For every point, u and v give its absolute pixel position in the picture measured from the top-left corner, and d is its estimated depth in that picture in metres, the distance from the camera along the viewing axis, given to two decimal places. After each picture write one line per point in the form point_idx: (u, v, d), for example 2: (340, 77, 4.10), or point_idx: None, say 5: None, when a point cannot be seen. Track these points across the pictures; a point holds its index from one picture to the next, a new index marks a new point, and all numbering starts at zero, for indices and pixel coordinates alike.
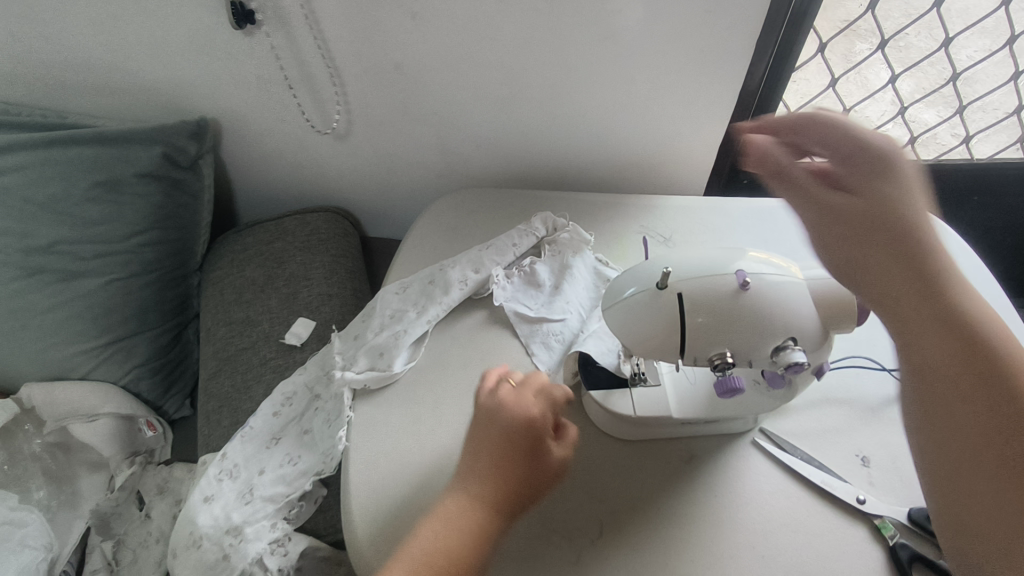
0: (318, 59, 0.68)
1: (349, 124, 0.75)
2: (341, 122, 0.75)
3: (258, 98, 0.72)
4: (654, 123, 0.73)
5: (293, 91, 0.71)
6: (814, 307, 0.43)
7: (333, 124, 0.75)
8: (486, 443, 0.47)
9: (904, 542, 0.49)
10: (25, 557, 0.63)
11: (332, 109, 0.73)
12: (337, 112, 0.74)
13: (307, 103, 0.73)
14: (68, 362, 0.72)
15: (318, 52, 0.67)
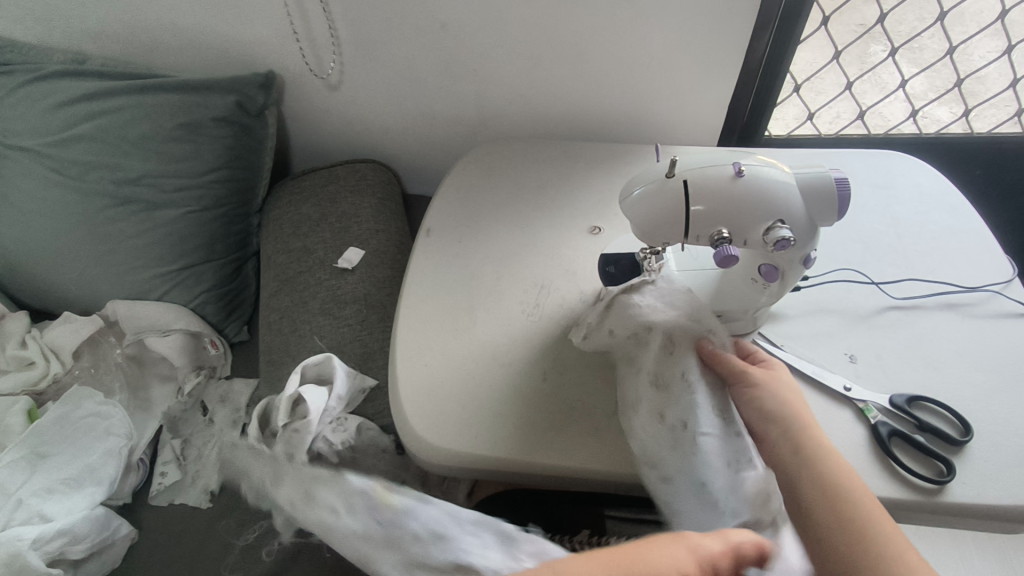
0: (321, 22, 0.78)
1: (343, 75, 0.84)
2: (333, 73, 0.84)
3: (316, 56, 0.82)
4: (667, 81, 0.81)
5: (302, 44, 0.81)
6: (801, 197, 0.50)
7: (328, 72, 0.84)
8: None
9: (884, 421, 0.55)
10: (110, 442, 0.72)
11: (330, 60, 0.82)
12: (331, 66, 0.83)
13: (311, 54, 0.82)
14: (147, 283, 0.82)
15: (322, 14, 0.77)
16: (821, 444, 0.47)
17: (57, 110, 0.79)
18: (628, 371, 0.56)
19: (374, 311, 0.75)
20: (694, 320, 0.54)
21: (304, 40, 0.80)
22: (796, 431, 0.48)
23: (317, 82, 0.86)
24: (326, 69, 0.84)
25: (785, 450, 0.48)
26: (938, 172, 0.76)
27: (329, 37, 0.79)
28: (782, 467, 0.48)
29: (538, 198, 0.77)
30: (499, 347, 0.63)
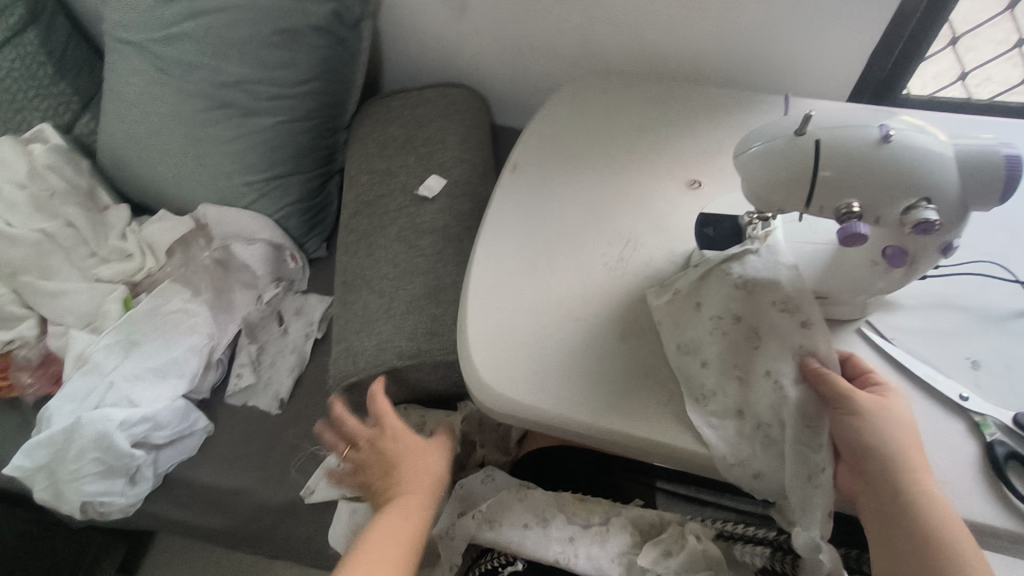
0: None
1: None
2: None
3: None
4: (801, 23, 0.71)
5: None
6: (958, 174, 0.42)
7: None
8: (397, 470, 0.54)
9: (1002, 441, 0.49)
10: (193, 339, 0.77)
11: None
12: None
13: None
14: (238, 190, 0.84)
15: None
16: (927, 494, 0.44)
17: (162, 6, 0.78)
18: (718, 352, 0.52)
19: (451, 244, 0.72)
20: (791, 307, 0.50)
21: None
22: (897, 476, 0.45)
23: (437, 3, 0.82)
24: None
25: (881, 494, 0.45)
26: None
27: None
28: (876, 510, 0.45)
29: (635, 144, 0.71)
30: (574, 301, 0.60)
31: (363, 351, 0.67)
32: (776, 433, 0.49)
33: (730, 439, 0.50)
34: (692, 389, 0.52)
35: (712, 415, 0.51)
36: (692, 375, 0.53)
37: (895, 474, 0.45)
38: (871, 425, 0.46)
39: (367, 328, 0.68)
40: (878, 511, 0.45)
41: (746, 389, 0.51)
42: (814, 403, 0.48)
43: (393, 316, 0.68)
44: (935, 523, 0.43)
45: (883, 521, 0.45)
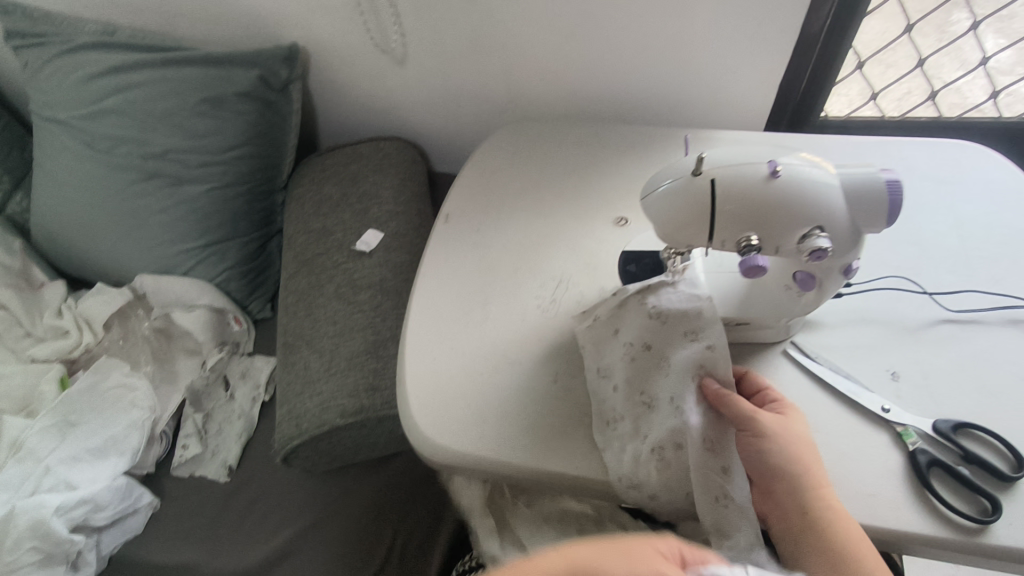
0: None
1: (405, 48, 0.80)
2: (395, 46, 0.80)
3: (344, 30, 0.79)
4: (713, 60, 0.75)
5: (364, 18, 0.77)
6: (845, 201, 0.45)
7: (391, 45, 0.80)
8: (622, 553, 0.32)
9: (924, 449, 0.50)
10: (133, 415, 0.74)
11: (392, 33, 0.78)
12: (393, 39, 0.79)
13: (375, 27, 0.78)
14: (174, 257, 0.83)
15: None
16: (829, 500, 0.46)
17: (86, 83, 0.79)
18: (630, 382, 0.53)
19: (389, 297, 0.73)
20: (695, 332, 0.52)
21: (367, 15, 0.77)
22: (801, 485, 0.47)
23: (381, 56, 0.82)
24: (387, 43, 0.80)
25: (788, 508, 0.47)
26: (1014, 166, 0.68)
27: (389, 10, 0.76)
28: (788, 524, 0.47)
29: (563, 186, 0.73)
30: (511, 346, 0.60)
31: (306, 413, 0.66)
32: (672, 458, 0.49)
33: (625, 463, 0.51)
34: (602, 414, 0.54)
35: (613, 441, 0.52)
36: (605, 400, 0.55)
37: (802, 489, 0.47)
38: (773, 440, 0.48)
39: (309, 389, 0.68)
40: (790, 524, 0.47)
41: (647, 415, 0.52)
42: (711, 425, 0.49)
43: (333, 375, 0.67)
44: (837, 530, 0.45)
45: (792, 532, 0.47)
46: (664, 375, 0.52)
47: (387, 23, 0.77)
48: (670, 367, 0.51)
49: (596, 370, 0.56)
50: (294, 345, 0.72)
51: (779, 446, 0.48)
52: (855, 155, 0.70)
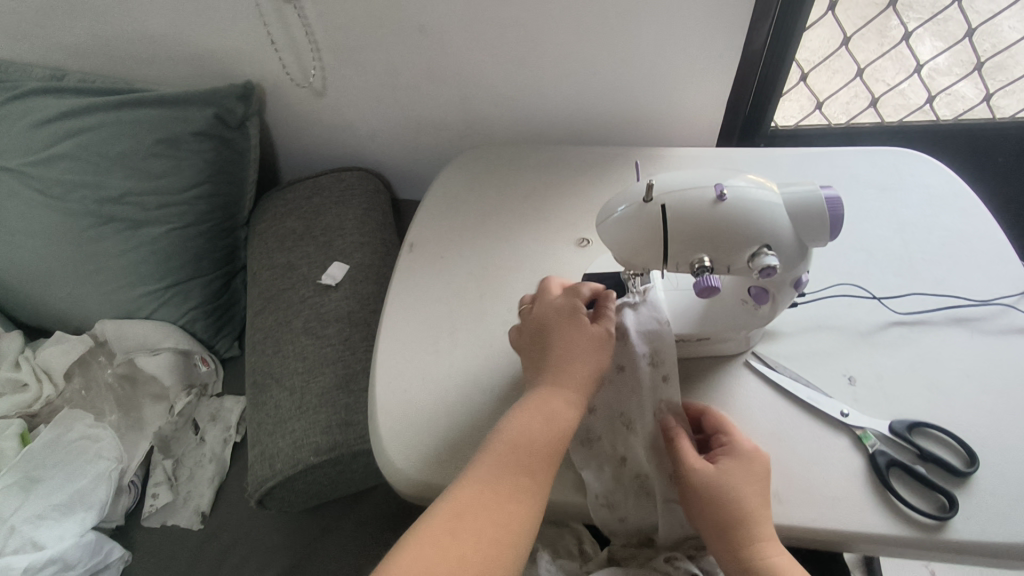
0: (298, 28, 0.75)
1: (324, 82, 0.82)
2: (316, 80, 0.82)
3: (297, 65, 0.80)
4: (661, 79, 0.77)
5: (279, 52, 0.78)
6: (789, 219, 0.47)
7: (310, 80, 0.82)
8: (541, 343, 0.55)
9: (883, 450, 0.52)
10: (101, 466, 0.73)
11: (311, 68, 0.80)
12: (313, 73, 0.81)
13: (291, 62, 0.79)
14: (136, 301, 0.82)
15: (298, 19, 0.74)
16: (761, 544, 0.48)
17: (36, 130, 0.78)
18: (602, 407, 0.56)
19: (358, 329, 0.73)
20: (656, 360, 0.55)
21: (283, 49, 0.78)
22: (732, 530, 0.49)
23: (302, 89, 0.83)
24: (308, 78, 0.81)
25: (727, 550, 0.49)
26: (950, 170, 0.71)
27: (308, 45, 0.77)
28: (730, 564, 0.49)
29: (524, 210, 0.74)
30: (481, 374, 0.61)
31: (278, 453, 0.65)
32: (649, 483, 0.54)
33: (605, 484, 0.53)
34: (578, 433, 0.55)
35: (591, 461, 0.54)
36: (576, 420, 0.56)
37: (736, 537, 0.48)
38: (703, 485, 0.50)
39: (280, 429, 0.67)
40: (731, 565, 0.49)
41: (625, 437, 0.54)
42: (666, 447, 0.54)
43: (305, 412, 0.67)
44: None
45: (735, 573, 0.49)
46: (634, 401, 0.55)
47: (304, 57, 0.79)
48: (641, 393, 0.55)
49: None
50: (263, 384, 0.71)
51: (709, 491, 0.50)
52: (802, 169, 0.73)
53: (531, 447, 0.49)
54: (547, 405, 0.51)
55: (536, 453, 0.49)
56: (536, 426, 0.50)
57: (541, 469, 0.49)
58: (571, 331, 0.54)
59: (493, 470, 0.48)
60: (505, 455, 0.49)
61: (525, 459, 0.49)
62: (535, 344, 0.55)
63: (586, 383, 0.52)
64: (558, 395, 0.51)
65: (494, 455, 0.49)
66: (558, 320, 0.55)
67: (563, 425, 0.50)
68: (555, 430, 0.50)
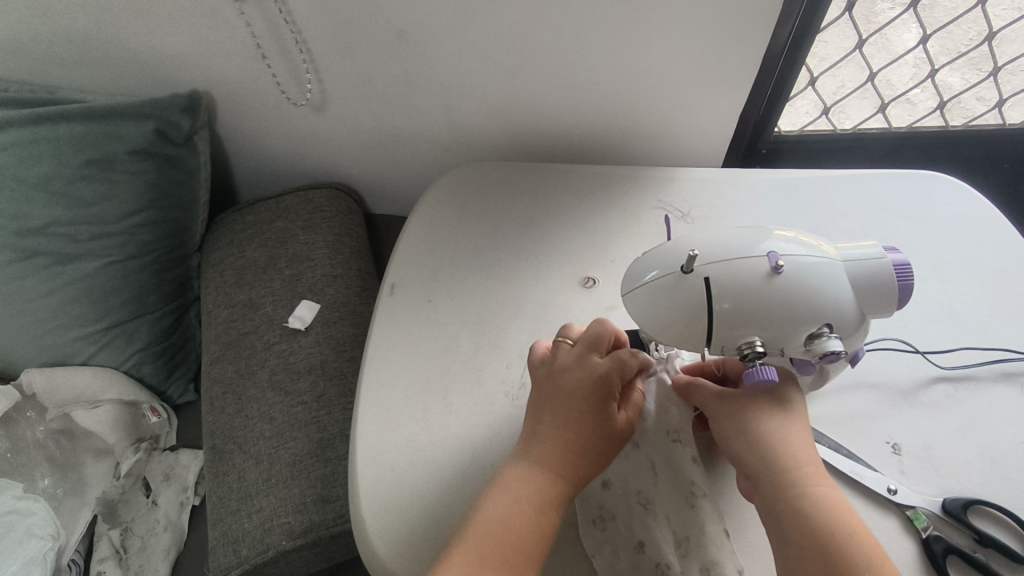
0: (283, 33, 0.64)
1: (298, 94, 0.71)
2: (314, 93, 0.71)
3: (287, 71, 0.68)
4: (672, 90, 0.69)
5: (268, 61, 0.67)
6: (854, 291, 0.40)
7: (308, 96, 0.71)
8: (552, 414, 0.47)
9: (938, 535, 0.47)
10: (33, 547, 0.63)
11: (305, 78, 0.69)
12: (309, 83, 0.70)
13: (283, 71, 0.68)
14: (70, 345, 0.70)
15: (283, 23, 0.62)
16: (805, 472, 0.42)
17: None
18: (618, 482, 0.49)
19: (333, 382, 0.64)
20: (683, 437, 0.50)
21: (273, 57, 0.66)
22: (770, 459, 0.43)
23: (299, 105, 0.72)
24: (305, 91, 0.71)
25: (762, 485, 0.43)
26: (983, 196, 0.66)
27: (299, 52, 0.66)
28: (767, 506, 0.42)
29: (520, 243, 0.66)
30: (480, 448, 0.53)
31: (244, 536, 0.57)
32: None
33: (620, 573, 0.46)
34: (589, 510, 0.49)
35: (605, 545, 0.47)
36: (589, 495, 0.49)
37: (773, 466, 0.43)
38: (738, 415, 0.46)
39: (246, 506, 0.58)
40: (767, 503, 0.42)
41: (643, 519, 0.48)
42: (696, 527, 0.47)
43: (274, 486, 0.58)
44: (815, 515, 0.40)
45: (769, 513, 0.42)
46: (650, 478, 0.49)
47: (295, 65, 0.67)
48: (659, 472, 0.49)
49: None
50: (224, 448, 0.62)
51: (743, 422, 0.45)
52: (827, 197, 0.66)
53: (520, 544, 0.41)
54: (541, 496, 0.43)
55: (526, 552, 0.41)
56: (526, 518, 0.42)
57: (530, 570, 0.41)
58: (589, 410, 0.46)
59: (476, 565, 0.40)
60: (491, 549, 0.41)
61: (512, 557, 0.41)
62: (543, 409, 0.47)
63: (584, 474, 0.45)
64: (553, 485, 0.44)
65: (479, 548, 0.41)
66: (579, 391, 0.46)
67: (552, 520, 0.43)
68: (545, 525, 0.43)
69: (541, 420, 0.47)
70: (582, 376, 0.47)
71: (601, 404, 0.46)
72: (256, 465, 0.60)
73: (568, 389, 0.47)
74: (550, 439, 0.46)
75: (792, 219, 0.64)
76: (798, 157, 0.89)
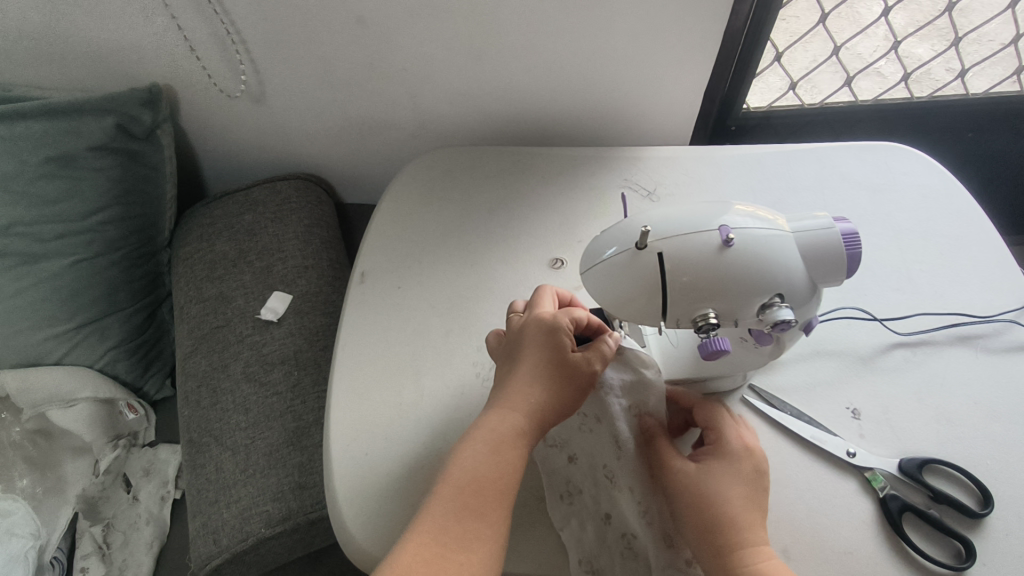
0: (214, 24, 0.63)
1: (262, 84, 0.71)
2: (250, 84, 0.71)
3: (218, 61, 0.67)
4: (636, 69, 0.69)
5: (196, 52, 0.66)
6: (803, 261, 0.41)
7: (244, 86, 0.71)
8: (509, 364, 0.48)
9: (894, 494, 0.48)
10: (14, 546, 0.64)
11: (240, 70, 0.69)
12: (244, 74, 0.69)
13: (213, 63, 0.68)
14: (41, 345, 0.69)
15: (214, 14, 0.62)
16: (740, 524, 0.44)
17: None
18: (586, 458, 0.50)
19: (307, 371, 0.65)
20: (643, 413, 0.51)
21: (201, 48, 0.66)
22: (703, 514, 0.45)
23: (236, 97, 0.72)
24: (240, 82, 0.70)
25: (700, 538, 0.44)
26: (941, 165, 0.67)
27: (233, 43, 0.65)
28: (710, 558, 0.44)
29: (488, 227, 0.66)
30: (452, 429, 0.53)
31: (224, 526, 0.57)
32: (638, 544, 0.48)
33: (587, 546, 0.48)
34: (556, 485, 0.50)
35: (571, 518, 0.49)
36: (557, 471, 0.51)
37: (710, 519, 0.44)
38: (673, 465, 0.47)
39: (223, 496, 0.59)
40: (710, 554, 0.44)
41: (609, 492, 0.49)
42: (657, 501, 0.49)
43: (252, 476, 0.59)
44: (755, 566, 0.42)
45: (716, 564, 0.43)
46: (612, 454, 0.50)
47: (226, 55, 0.67)
48: (622, 447, 0.50)
49: (546, 439, 0.51)
50: (200, 443, 0.63)
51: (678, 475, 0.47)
52: (789, 170, 0.67)
53: (480, 484, 0.42)
54: (496, 435, 0.44)
55: (487, 492, 0.42)
56: (482, 459, 0.43)
57: (495, 510, 0.42)
58: (539, 348, 0.47)
59: (438, 513, 0.41)
60: (452, 496, 0.41)
61: (473, 500, 0.41)
62: (503, 364, 0.49)
63: (541, 409, 0.45)
64: (507, 423, 0.44)
65: (441, 496, 0.41)
66: (531, 335, 0.48)
67: (509, 456, 0.43)
68: (501, 463, 0.43)
69: (501, 373, 0.48)
70: (530, 324, 0.48)
71: (550, 342, 0.47)
72: (233, 457, 0.60)
73: (520, 336, 0.48)
74: (505, 384, 0.46)
75: (756, 194, 0.65)
76: (766, 134, 0.90)
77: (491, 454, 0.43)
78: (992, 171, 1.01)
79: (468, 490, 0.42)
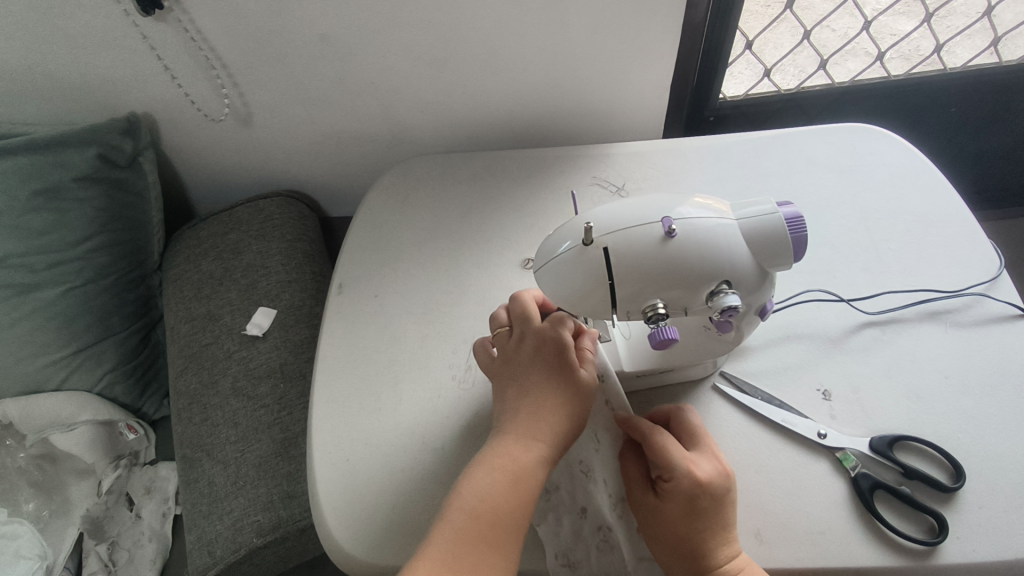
0: (195, 51, 0.65)
1: (237, 106, 0.73)
2: (235, 105, 0.73)
3: (185, 87, 0.70)
4: (600, 67, 0.70)
5: (178, 81, 0.69)
6: (748, 247, 0.42)
7: (229, 104, 0.72)
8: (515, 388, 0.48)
9: (865, 472, 0.48)
10: (21, 567, 0.67)
11: (223, 90, 0.70)
12: (228, 97, 0.71)
13: (199, 90, 0.70)
14: (40, 373, 0.72)
15: (193, 42, 0.64)
16: (722, 563, 0.44)
17: None
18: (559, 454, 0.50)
19: (293, 384, 0.67)
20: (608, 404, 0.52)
21: (184, 76, 0.68)
22: (685, 554, 0.45)
23: (222, 119, 0.74)
24: (224, 105, 0.72)
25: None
26: (908, 143, 0.67)
27: (213, 69, 0.68)
28: None
29: (461, 233, 0.67)
30: (429, 431, 0.55)
31: (217, 538, 0.59)
32: (614, 535, 0.48)
33: (563, 539, 0.48)
34: None
35: (548, 514, 0.49)
36: None
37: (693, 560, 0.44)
38: (651, 504, 0.47)
39: (216, 509, 0.61)
40: None
41: (584, 485, 0.50)
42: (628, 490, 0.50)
43: (242, 488, 0.61)
44: None
45: None
46: (590, 446, 0.51)
47: (212, 82, 0.69)
48: (599, 439, 0.51)
49: None
50: (193, 458, 0.64)
51: (657, 517, 0.46)
52: (756, 158, 0.67)
53: (496, 514, 0.41)
54: (515, 463, 0.43)
55: (502, 523, 0.41)
56: (501, 487, 0.42)
57: (509, 539, 0.41)
58: (546, 370, 0.48)
59: (450, 542, 0.40)
60: (464, 524, 0.41)
61: (488, 530, 0.40)
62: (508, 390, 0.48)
63: (562, 434, 0.45)
64: (527, 451, 0.44)
65: (454, 527, 0.40)
66: (537, 356, 0.48)
67: (531, 484, 0.43)
68: (523, 490, 0.42)
69: (507, 401, 0.48)
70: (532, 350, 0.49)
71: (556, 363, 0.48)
72: (224, 468, 0.62)
73: (522, 361, 0.49)
74: (520, 413, 0.46)
75: (723, 182, 0.66)
76: (742, 123, 0.90)
77: (513, 485, 0.42)
78: (978, 145, 1.00)
79: (485, 522, 0.41)
